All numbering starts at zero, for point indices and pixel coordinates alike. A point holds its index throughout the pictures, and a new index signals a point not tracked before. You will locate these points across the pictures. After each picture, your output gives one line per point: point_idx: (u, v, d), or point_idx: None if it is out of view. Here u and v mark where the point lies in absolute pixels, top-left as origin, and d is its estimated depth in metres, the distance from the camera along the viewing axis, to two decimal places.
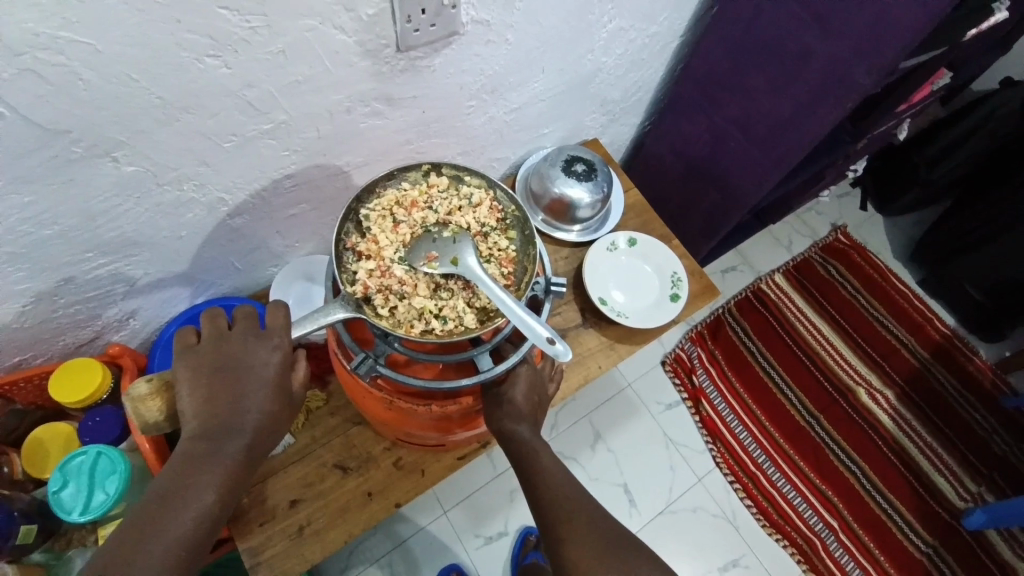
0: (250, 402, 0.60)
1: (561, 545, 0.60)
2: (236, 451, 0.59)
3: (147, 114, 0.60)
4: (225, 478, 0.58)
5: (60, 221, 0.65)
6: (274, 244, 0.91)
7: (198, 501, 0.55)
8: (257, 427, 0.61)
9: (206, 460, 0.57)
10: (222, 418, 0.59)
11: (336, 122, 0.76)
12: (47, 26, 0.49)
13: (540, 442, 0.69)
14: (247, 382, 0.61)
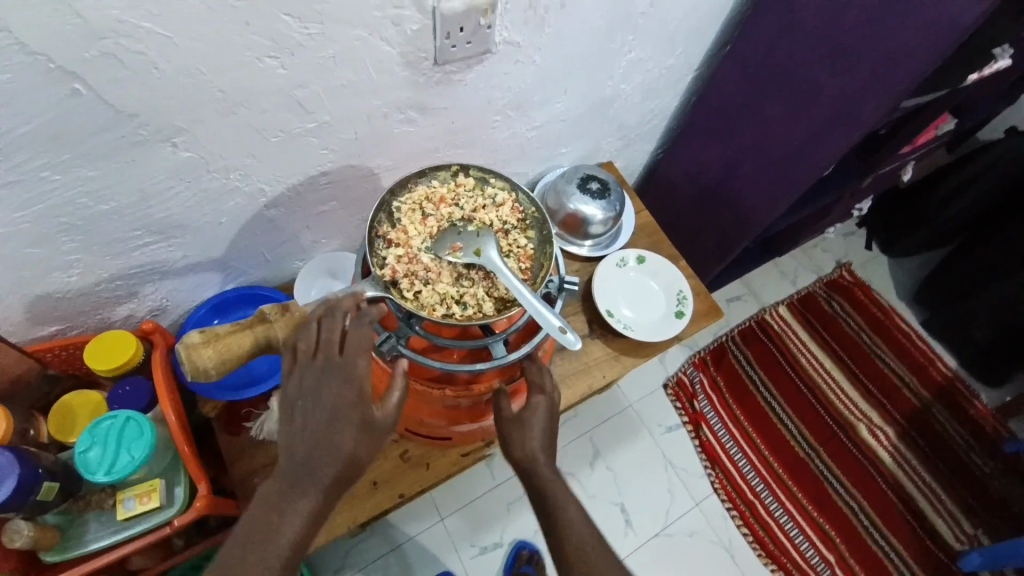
0: (337, 450, 0.53)
1: (555, 531, 0.64)
2: (320, 503, 0.53)
3: (207, 105, 0.66)
4: (302, 534, 0.53)
5: (116, 198, 0.70)
6: (303, 238, 0.97)
7: (271, 560, 0.51)
8: (346, 475, 0.54)
9: (289, 516, 0.52)
10: (308, 473, 0.52)
11: (373, 126, 0.82)
12: (131, 17, 0.55)
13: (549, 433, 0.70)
14: (334, 424, 0.53)
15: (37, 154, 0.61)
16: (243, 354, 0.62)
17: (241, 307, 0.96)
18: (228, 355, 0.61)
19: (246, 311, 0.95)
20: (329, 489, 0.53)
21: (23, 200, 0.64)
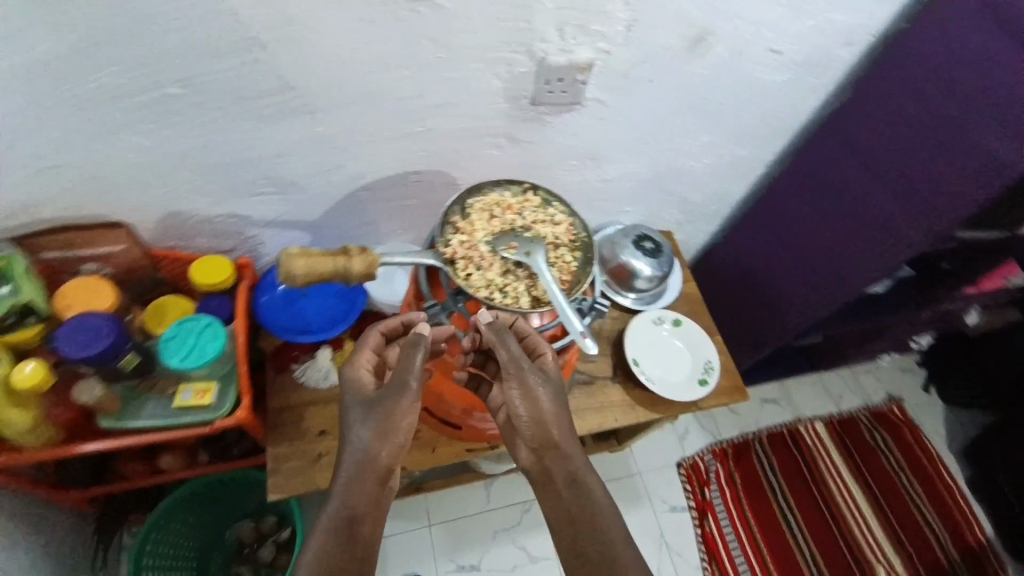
0: (360, 435, 0.68)
1: (550, 511, 0.66)
2: (358, 491, 0.67)
3: (347, 96, 0.82)
4: (346, 517, 0.65)
5: (256, 151, 0.87)
6: (383, 224, 1.11)
7: (323, 538, 0.64)
8: (369, 458, 0.68)
9: (335, 500, 0.66)
10: (346, 467, 0.68)
11: (467, 142, 0.97)
12: (314, 15, 0.71)
13: (556, 412, 0.68)
14: (357, 415, 0.70)
15: (212, 101, 0.77)
16: (323, 278, 0.75)
17: None
18: (313, 276, 0.74)
19: None
20: (365, 477, 0.68)
21: (189, 134, 0.80)
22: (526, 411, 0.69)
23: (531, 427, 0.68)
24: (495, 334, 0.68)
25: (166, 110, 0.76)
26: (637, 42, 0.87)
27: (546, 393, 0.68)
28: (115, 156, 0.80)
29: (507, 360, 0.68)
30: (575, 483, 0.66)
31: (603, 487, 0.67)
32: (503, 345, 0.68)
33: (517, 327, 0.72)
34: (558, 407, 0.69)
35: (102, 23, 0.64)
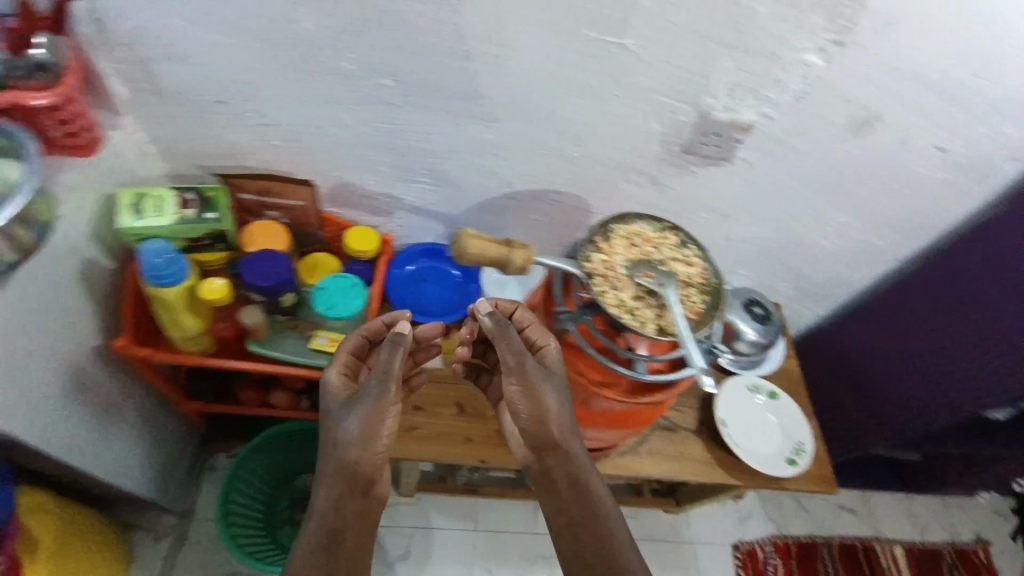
0: (343, 439, 0.80)
1: (563, 514, 0.81)
2: (341, 505, 0.80)
3: (523, 113, 0.91)
4: (336, 530, 0.78)
5: (430, 145, 0.97)
6: (511, 233, 1.19)
7: (314, 544, 0.76)
8: (348, 463, 0.80)
9: (322, 510, 0.79)
10: (328, 480, 0.80)
11: (611, 174, 1.03)
12: (522, 39, 0.79)
13: (562, 407, 0.80)
14: (342, 421, 0.81)
15: (412, 95, 0.88)
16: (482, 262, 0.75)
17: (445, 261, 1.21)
18: (474, 257, 0.74)
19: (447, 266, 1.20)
20: (340, 487, 0.80)
21: (382, 120, 0.92)
22: (530, 413, 0.81)
23: (532, 426, 0.82)
24: (498, 335, 0.81)
25: (373, 96, 0.88)
26: (800, 113, 0.91)
27: (550, 393, 0.80)
28: (319, 125, 0.93)
29: (513, 364, 0.79)
30: (581, 485, 0.81)
31: (601, 484, 0.82)
32: (502, 342, 0.80)
33: (516, 316, 0.87)
34: (559, 408, 0.80)
35: (354, 18, 0.76)
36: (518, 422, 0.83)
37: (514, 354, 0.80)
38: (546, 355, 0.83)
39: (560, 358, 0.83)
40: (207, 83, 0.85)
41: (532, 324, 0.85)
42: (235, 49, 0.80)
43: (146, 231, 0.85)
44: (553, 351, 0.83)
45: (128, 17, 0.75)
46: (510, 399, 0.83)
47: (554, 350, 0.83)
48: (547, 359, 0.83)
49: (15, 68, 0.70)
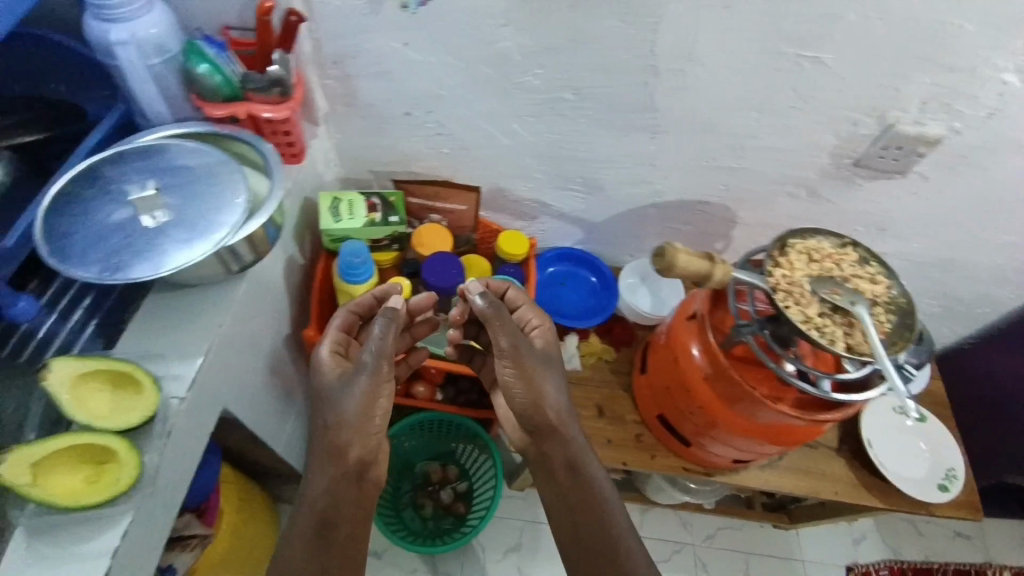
0: (341, 421, 0.77)
1: (563, 503, 0.86)
2: (334, 488, 0.78)
3: (693, 125, 0.91)
4: (319, 502, 0.77)
5: (591, 155, 1.00)
6: (649, 241, 1.20)
7: (308, 522, 0.76)
8: (349, 451, 0.78)
9: (313, 493, 0.77)
10: (329, 471, 0.78)
11: (769, 186, 1.02)
12: (714, 55, 0.80)
13: (532, 378, 0.84)
14: (337, 401, 0.78)
15: (588, 108, 0.90)
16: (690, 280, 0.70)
17: (581, 268, 1.24)
18: (690, 277, 0.69)
19: (584, 272, 1.24)
20: (335, 470, 0.78)
21: (552, 131, 0.95)
22: (527, 396, 0.84)
23: (529, 411, 0.85)
24: (492, 317, 0.82)
25: (551, 109, 0.91)
26: (993, 128, 0.86)
27: (541, 377, 0.85)
28: (491, 135, 0.98)
29: (507, 347, 0.82)
30: (582, 473, 0.86)
31: (599, 469, 0.87)
32: (498, 330, 0.82)
33: (507, 295, 0.94)
34: (555, 394, 0.86)
35: (554, 38, 0.80)
36: (514, 407, 0.86)
37: (499, 336, 0.82)
38: (536, 341, 0.89)
39: (547, 340, 0.90)
40: (399, 97, 0.92)
41: (526, 306, 0.92)
42: (433, 66, 0.86)
43: (341, 233, 0.92)
44: (545, 334, 0.90)
45: (348, 41, 0.83)
46: (505, 383, 0.86)
47: (542, 334, 0.90)
48: (537, 341, 0.89)
49: (252, 84, 0.76)
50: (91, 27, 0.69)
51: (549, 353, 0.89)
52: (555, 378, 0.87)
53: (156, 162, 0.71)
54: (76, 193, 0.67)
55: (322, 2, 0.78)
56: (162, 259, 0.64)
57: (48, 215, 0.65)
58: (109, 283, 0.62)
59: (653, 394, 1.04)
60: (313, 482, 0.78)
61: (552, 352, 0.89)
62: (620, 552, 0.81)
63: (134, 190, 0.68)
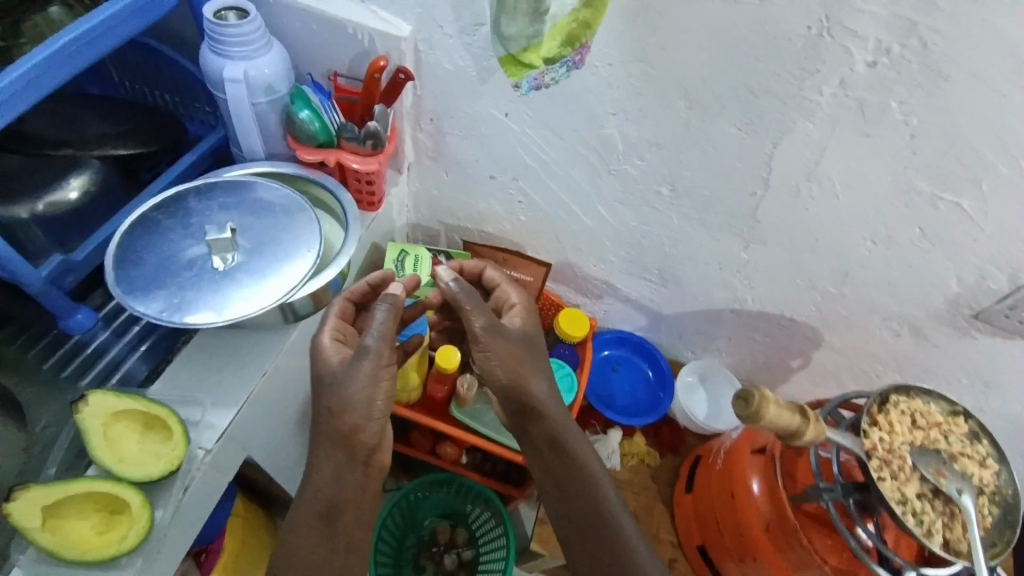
0: (348, 412, 0.65)
1: (589, 533, 0.74)
2: (340, 482, 0.66)
3: (795, 242, 0.84)
4: (325, 494, 0.65)
5: (674, 249, 0.93)
6: (717, 341, 1.12)
7: (315, 520, 0.65)
8: (348, 436, 0.65)
9: (318, 480, 0.66)
10: (327, 457, 0.65)
11: (865, 316, 0.92)
12: (836, 178, 0.73)
13: (510, 356, 0.74)
14: (336, 393, 0.65)
15: (683, 206, 0.84)
16: (773, 428, 0.61)
17: (640, 356, 1.15)
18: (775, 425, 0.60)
19: (642, 362, 1.14)
20: (341, 458, 0.66)
21: (637, 219, 0.89)
22: (505, 378, 0.74)
23: (508, 390, 0.75)
24: (463, 300, 0.73)
25: (642, 200, 0.86)
26: None
27: (514, 356, 0.74)
28: (572, 212, 0.93)
29: (482, 330, 0.72)
30: (580, 483, 0.75)
31: (588, 448, 0.77)
32: (471, 310, 0.73)
33: (485, 277, 0.85)
34: (534, 378, 0.76)
35: (664, 132, 0.74)
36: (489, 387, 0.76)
37: (473, 320, 0.73)
38: (515, 323, 0.79)
39: (528, 322, 0.79)
40: (486, 160, 0.89)
41: (509, 288, 0.83)
42: (528, 138, 0.82)
43: (403, 288, 0.90)
44: (524, 314, 0.80)
45: (448, 101, 0.81)
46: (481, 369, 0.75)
47: (519, 313, 0.79)
48: (514, 324, 0.79)
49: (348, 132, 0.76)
50: (207, 60, 0.70)
51: (528, 339, 0.78)
52: (538, 366, 0.77)
53: (242, 202, 0.71)
54: (157, 220, 0.67)
55: (431, 62, 0.77)
56: (226, 301, 0.63)
57: (126, 239, 0.65)
58: (164, 323, 0.61)
59: (700, 525, 0.95)
60: (321, 478, 0.66)
61: (534, 336, 0.79)
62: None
63: (212, 228, 0.67)
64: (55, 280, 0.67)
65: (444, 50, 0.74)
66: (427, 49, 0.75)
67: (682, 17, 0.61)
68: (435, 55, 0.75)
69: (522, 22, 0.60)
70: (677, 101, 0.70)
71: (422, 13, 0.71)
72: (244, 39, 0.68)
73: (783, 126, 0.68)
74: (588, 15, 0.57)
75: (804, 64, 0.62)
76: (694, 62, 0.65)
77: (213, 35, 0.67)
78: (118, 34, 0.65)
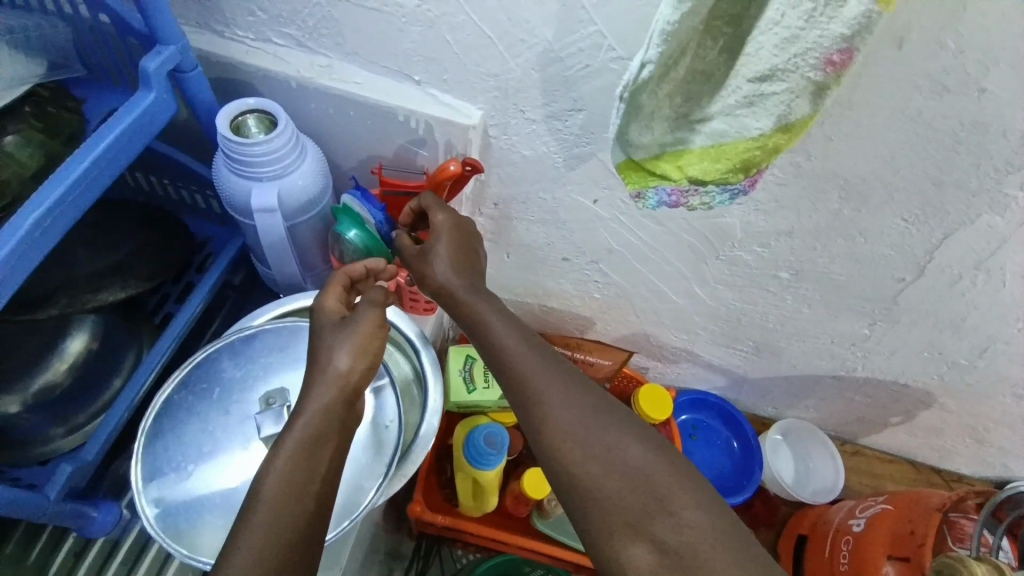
0: (337, 366, 0.48)
1: (599, 469, 0.44)
2: (329, 415, 0.47)
3: (937, 322, 0.71)
4: (310, 434, 0.46)
5: (782, 326, 0.80)
6: (806, 401, 1.00)
7: (287, 462, 0.44)
8: (343, 376, 0.48)
9: (308, 414, 0.46)
10: (312, 395, 0.47)
11: (997, 386, 0.81)
12: (1014, 268, 0.60)
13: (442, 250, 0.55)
14: (324, 353, 0.49)
15: (805, 289, 0.71)
16: None
17: (720, 419, 1.04)
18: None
19: (722, 425, 1.04)
20: (338, 393, 0.48)
21: (743, 299, 0.76)
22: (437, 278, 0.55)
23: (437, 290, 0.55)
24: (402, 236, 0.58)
25: (753, 283, 0.73)
26: None
27: (450, 267, 0.55)
28: (661, 292, 0.79)
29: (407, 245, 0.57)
30: (559, 392, 0.48)
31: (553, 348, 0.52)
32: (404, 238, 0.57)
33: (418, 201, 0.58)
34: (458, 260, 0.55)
35: (804, 224, 0.61)
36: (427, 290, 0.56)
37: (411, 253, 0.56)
38: (439, 229, 0.55)
39: (458, 232, 0.56)
40: (562, 243, 0.74)
41: (434, 200, 0.57)
42: (619, 225, 0.67)
43: (475, 403, 0.79)
44: (451, 223, 0.56)
45: (521, 187, 0.65)
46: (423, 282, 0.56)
47: (449, 224, 0.56)
48: (442, 233, 0.55)
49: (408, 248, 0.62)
50: (229, 182, 0.56)
51: (459, 246, 0.56)
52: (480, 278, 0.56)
53: (291, 364, 0.56)
54: (189, 408, 0.53)
55: (503, 148, 0.60)
56: None
57: (153, 444, 0.52)
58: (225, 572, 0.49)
59: None
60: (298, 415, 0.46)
61: (468, 240, 0.56)
62: (691, 534, 0.41)
63: (260, 412, 0.52)
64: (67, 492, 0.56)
65: (524, 136, 0.58)
66: (500, 133, 0.58)
67: (865, 110, 0.47)
68: (510, 140, 0.59)
69: (658, 130, 0.42)
70: (830, 191, 0.56)
71: (499, 96, 0.54)
72: (274, 155, 0.53)
73: (964, 219, 0.55)
74: (777, 141, 0.39)
75: (1014, 159, 0.48)
76: (864, 154, 0.51)
77: (233, 155, 0.53)
78: (101, 181, 0.47)
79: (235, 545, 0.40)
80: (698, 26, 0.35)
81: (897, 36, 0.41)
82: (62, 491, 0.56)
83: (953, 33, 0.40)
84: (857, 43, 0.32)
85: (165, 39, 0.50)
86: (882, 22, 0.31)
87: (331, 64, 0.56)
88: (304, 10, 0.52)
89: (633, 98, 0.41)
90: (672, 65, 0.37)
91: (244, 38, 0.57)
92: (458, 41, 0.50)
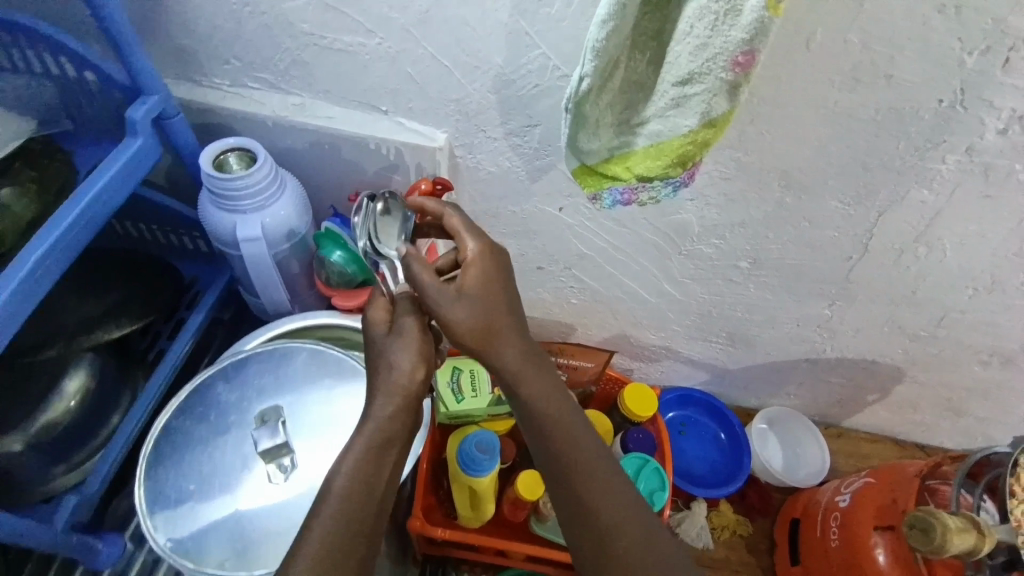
0: (402, 370, 0.49)
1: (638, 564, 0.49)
2: (396, 420, 0.49)
3: (890, 296, 0.76)
4: (380, 439, 0.48)
5: (750, 315, 0.84)
6: (786, 387, 1.04)
7: (356, 461, 0.47)
8: (407, 383, 0.49)
9: (379, 416, 0.48)
10: (377, 404, 0.49)
11: (959, 354, 0.85)
12: (948, 239, 0.65)
13: (477, 296, 0.49)
14: (381, 363, 0.50)
15: (765, 277, 0.76)
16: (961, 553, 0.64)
17: (707, 411, 1.07)
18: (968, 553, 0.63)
19: (709, 417, 1.07)
20: (401, 402, 0.49)
21: (711, 291, 0.81)
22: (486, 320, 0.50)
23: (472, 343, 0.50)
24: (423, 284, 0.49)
25: (716, 275, 0.77)
26: None
27: (476, 320, 0.49)
28: (634, 292, 0.83)
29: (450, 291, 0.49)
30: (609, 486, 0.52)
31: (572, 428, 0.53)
32: (426, 273, 0.49)
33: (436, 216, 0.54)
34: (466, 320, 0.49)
35: (753, 215, 0.66)
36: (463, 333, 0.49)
37: (433, 299, 0.48)
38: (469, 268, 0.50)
39: (489, 275, 0.50)
40: (535, 254, 0.78)
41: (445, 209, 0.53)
42: (586, 229, 0.72)
43: (466, 412, 0.82)
44: (483, 264, 0.50)
45: (491, 203, 0.70)
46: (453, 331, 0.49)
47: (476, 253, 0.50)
48: (472, 279, 0.50)
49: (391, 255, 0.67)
50: (214, 218, 0.59)
51: (489, 285, 0.50)
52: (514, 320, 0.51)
53: (282, 382, 0.58)
54: (187, 432, 0.56)
55: (470, 167, 0.65)
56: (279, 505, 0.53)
57: (154, 468, 0.54)
58: None
59: None
60: (374, 422, 0.48)
61: (503, 278, 0.51)
62: None
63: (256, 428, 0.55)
64: (72, 524, 0.60)
65: (488, 153, 0.63)
66: (466, 153, 0.63)
67: (785, 105, 0.52)
68: (476, 158, 0.63)
69: (605, 136, 0.47)
70: (771, 182, 0.61)
71: (461, 119, 0.59)
72: (254, 189, 0.57)
73: (894, 196, 0.60)
74: (705, 136, 0.43)
75: (929, 137, 0.54)
76: (796, 144, 0.56)
77: (216, 191, 0.57)
78: (93, 226, 0.51)
79: (306, 536, 0.45)
80: (624, 43, 0.40)
81: (805, 36, 0.46)
82: (68, 524, 0.59)
83: (853, 28, 0.45)
84: (757, 45, 0.37)
85: (148, 91, 0.54)
86: (774, 26, 0.36)
87: (304, 102, 0.61)
88: (275, 55, 0.56)
89: (577, 109, 0.45)
90: (608, 77, 0.42)
91: (221, 84, 0.61)
92: (419, 72, 0.55)
